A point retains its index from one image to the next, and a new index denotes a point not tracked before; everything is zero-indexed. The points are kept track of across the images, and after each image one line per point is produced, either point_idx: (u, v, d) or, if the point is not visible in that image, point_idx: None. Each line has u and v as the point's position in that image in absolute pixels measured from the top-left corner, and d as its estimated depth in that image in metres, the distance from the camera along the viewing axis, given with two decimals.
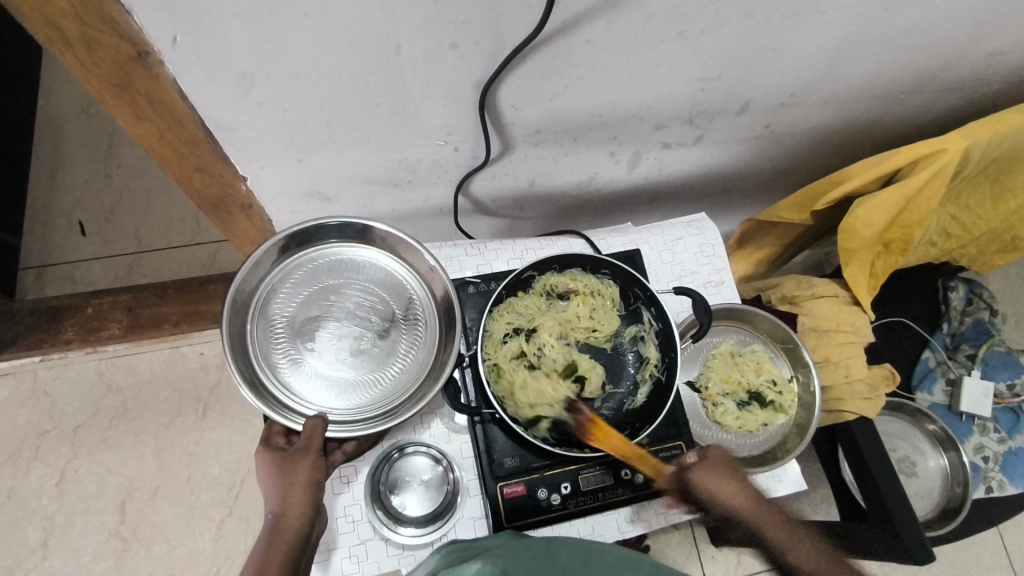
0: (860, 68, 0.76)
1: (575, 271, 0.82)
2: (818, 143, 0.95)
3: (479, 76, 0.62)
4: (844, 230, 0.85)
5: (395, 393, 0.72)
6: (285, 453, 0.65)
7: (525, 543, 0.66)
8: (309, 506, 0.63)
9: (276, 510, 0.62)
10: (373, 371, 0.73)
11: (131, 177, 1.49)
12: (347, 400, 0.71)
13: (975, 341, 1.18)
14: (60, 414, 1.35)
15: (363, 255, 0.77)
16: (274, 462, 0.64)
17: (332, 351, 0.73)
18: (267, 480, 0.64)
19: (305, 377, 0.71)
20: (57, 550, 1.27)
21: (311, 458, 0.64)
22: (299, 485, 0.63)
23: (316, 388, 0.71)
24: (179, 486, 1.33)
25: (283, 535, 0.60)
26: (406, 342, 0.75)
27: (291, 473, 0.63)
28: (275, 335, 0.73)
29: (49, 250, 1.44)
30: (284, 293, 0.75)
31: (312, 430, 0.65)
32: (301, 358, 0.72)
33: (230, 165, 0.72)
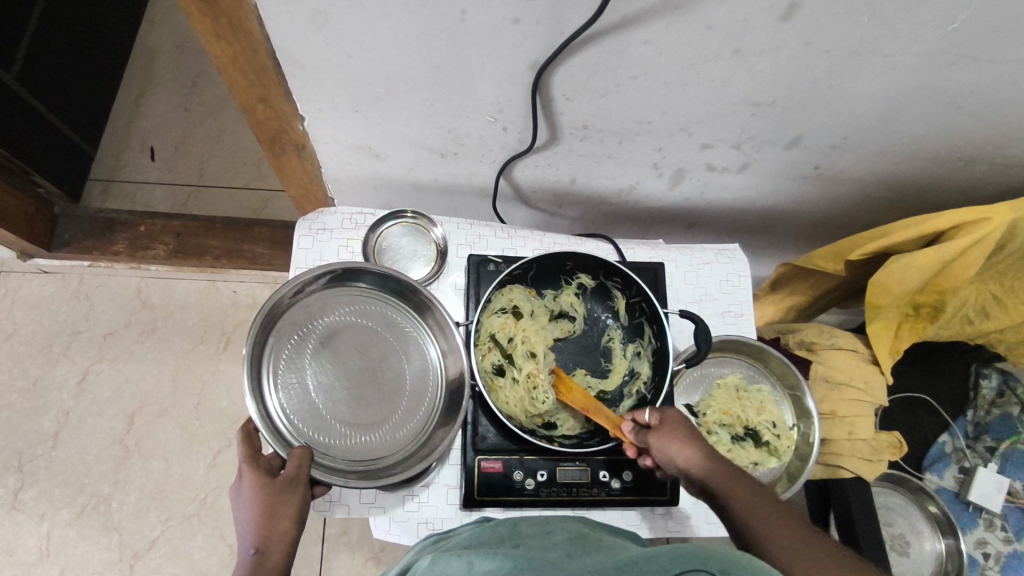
0: (918, 123, 0.75)
1: (584, 276, 0.82)
2: (866, 196, 0.94)
3: (536, 57, 0.65)
4: (875, 283, 0.83)
5: (378, 458, 0.73)
6: (275, 481, 0.62)
7: (488, 528, 0.69)
8: (292, 544, 0.62)
9: (259, 546, 0.60)
10: (367, 424, 0.74)
11: (207, 116, 1.58)
12: (335, 440, 0.72)
13: (999, 434, 1.12)
14: (95, 319, 1.43)
15: (392, 311, 0.79)
16: (260, 490, 0.62)
17: (337, 391, 0.74)
18: (250, 508, 0.61)
19: (303, 404, 0.72)
20: (64, 443, 1.35)
21: (302, 489, 0.63)
22: (285, 518, 0.61)
23: (311, 419, 0.71)
24: (186, 410, 1.39)
25: (264, 566, 0.59)
26: (405, 412, 0.76)
27: (280, 504, 0.61)
28: (291, 354, 0.73)
29: (119, 167, 1.53)
30: (312, 323, 0.75)
31: (296, 461, 0.64)
32: (305, 386, 0.72)
33: (292, 104, 0.76)
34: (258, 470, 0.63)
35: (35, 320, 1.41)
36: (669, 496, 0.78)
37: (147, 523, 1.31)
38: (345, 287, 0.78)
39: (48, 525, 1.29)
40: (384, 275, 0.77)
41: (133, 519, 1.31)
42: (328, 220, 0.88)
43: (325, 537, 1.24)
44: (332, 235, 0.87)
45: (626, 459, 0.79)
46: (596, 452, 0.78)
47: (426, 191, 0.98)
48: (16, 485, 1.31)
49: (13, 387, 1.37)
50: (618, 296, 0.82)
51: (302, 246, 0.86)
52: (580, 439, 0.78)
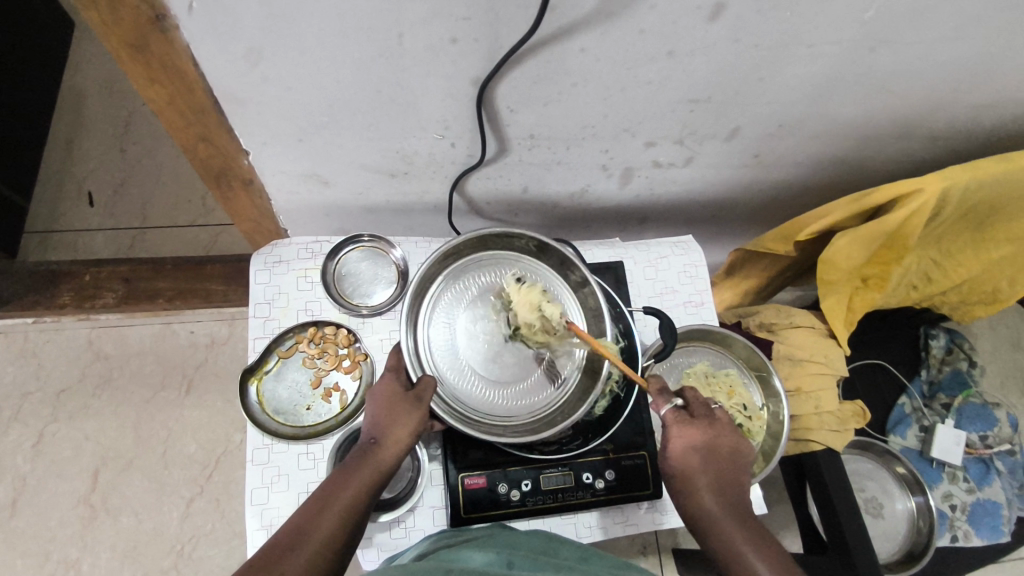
0: (846, 105, 0.79)
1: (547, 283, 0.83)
2: (807, 177, 0.98)
3: (477, 73, 0.65)
4: (824, 261, 0.87)
5: (513, 419, 0.77)
6: (402, 392, 0.68)
7: (525, 538, 0.66)
8: (406, 450, 0.65)
9: (375, 436, 0.64)
10: (500, 382, 0.79)
11: (144, 155, 1.53)
12: (463, 387, 0.77)
13: (951, 391, 1.18)
14: (45, 377, 1.36)
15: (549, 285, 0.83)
16: (388, 393, 0.68)
17: (481, 347, 0.80)
18: (379, 403, 0.67)
19: (444, 346, 0.79)
20: (24, 511, 1.28)
21: (420, 410, 0.66)
22: (402, 424, 0.65)
23: (448, 362, 0.78)
24: (152, 460, 1.34)
25: (377, 461, 0.63)
26: (545, 381, 0.80)
27: (402, 412, 0.66)
28: (448, 302, 0.81)
29: (56, 217, 1.47)
30: (477, 281, 0.82)
31: (423, 385, 0.68)
32: (450, 331, 0.80)
33: (235, 139, 0.74)
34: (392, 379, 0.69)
35: None
36: (653, 489, 0.79)
37: None
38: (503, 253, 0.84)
39: None
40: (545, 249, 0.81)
41: None
42: (283, 252, 0.87)
43: None
44: (289, 267, 0.86)
45: (606, 458, 0.79)
46: (576, 455, 0.77)
47: (380, 212, 0.98)
48: None
49: None
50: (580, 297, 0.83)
51: (259, 282, 0.84)
52: (559, 445, 0.78)
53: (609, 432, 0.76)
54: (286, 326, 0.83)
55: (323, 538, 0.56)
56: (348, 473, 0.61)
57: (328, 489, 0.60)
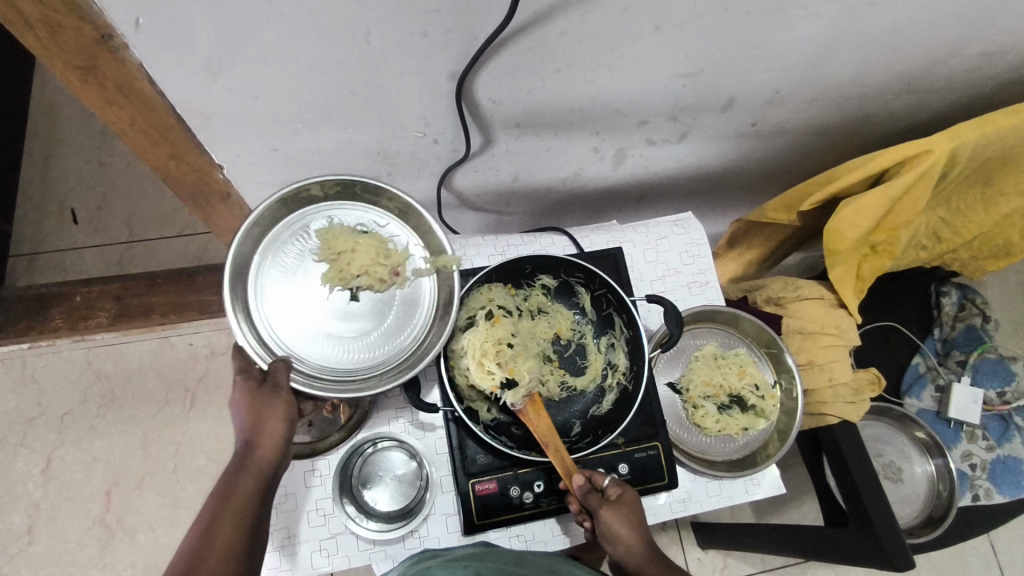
0: (846, 66, 0.74)
1: (546, 277, 0.80)
2: (807, 143, 0.94)
3: (453, 67, 0.62)
4: (830, 232, 0.84)
5: (388, 356, 0.71)
6: (258, 386, 0.62)
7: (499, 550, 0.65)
8: (283, 439, 0.61)
9: (247, 437, 0.59)
10: (358, 336, 0.71)
11: (124, 167, 1.49)
12: (322, 356, 0.69)
13: (965, 347, 1.16)
14: (47, 402, 1.35)
15: (363, 220, 0.74)
16: (246, 391, 0.62)
17: (326, 310, 0.71)
18: (237, 408, 0.61)
19: (284, 325, 0.69)
20: (41, 536, 1.28)
21: (280, 397, 0.61)
22: (267, 418, 0.60)
23: (298, 339, 0.69)
24: (164, 476, 1.33)
25: (254, 460, 0.59)
26: (402, 316, 0.73)
27: (266, 405, 0.61)
28: (272, 278, 0.70)
29: (41, 238, 1.44)
30: (296, 243, 0.72)
31: (276, 370, 0.62)
32: (282, 307, 0.69)
33: (206, 154, 0.71)
34: (243, 377, 0.63)
35: None
36: (668, 480, 0.77)
37: None
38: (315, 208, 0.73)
39: None
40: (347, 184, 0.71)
41: None
42: None
43: None
44: None
45: (619, 451, 0.77)
46: (589, 453, 0.75)
47: None
48: None
49: None
50: (582, 289, 0.80)
51: None
52: (569, 445, 0.75)
53: (619, 427, 0.74)
54: None
55: (225, 544, 0.53)
56: (231, 486, 0.57)
57: (216, 501, 0.56)
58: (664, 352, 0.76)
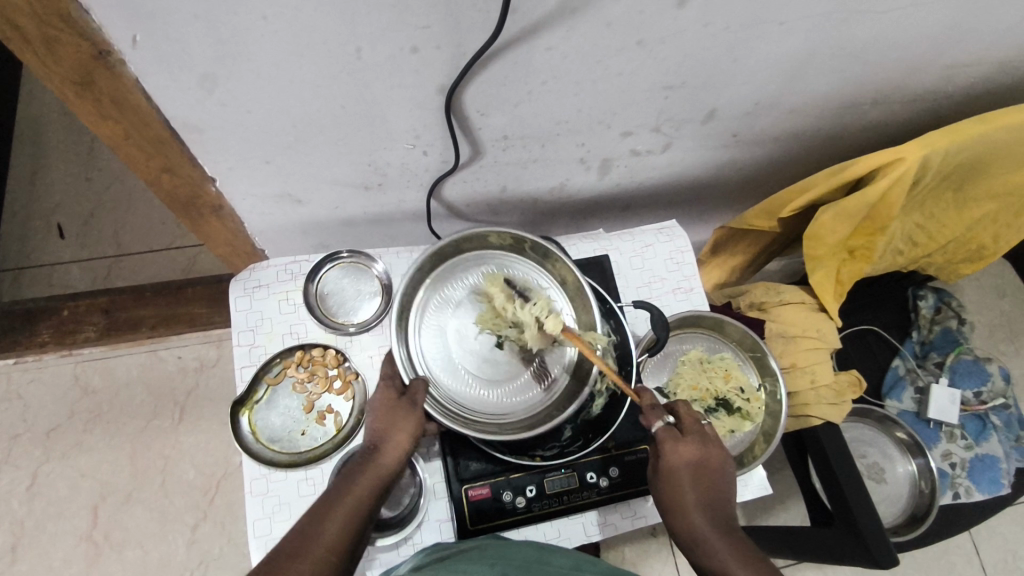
0: (820, 78, 0.77)
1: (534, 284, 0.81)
2: (786, 152, 0.97)
3: (442, 81, 0.63)
4: (809, 236, 0.88)
5: (520, 412, 0.77)
6: (395, 399, 0.70)
7: (517, 548, 0.65)
8: (406, 452, 0.67)
9: (375, 441, 0.66)
10: (488, 381, 0.78)
11: (111, 180, 1.49)
12: (453, 389, 0.77)
13: (942, 349, 1.19)
14: (33, 417, 1.34)
15: (523, 274, 0.82)
16: (384, 401, 0.70)
17: (470, 348, 0.79)
18: (374, 414, 0.69)
19: (430, 351, 0.78)
20: (27, 554, 1.26)
21: (412, 413, 0.68)
22: (399, 428, 0.67)
23: (435, 364, 0.77)
24: (152, 491, 1.32)
25: (378, 464, 0.65)
26: (540, 377, 0.79)
27: (399, 417, 0.68)
28: (432, 305, 0.80)
29: (27, 252, 1.43)
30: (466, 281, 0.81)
31: (415, 388, 0.70)
32: (431, 332, 0.79)
33: (198, 166, 0.72)
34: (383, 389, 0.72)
35: None
36: None
37: None
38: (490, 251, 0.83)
39: None
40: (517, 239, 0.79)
41: None
42: (262, 275, 0.85)
43: None
44: (270, 291, 0.84)
45: (609, 455, 0.78)
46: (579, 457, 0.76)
47: (357, 225, 0.96)
48: None
49: None
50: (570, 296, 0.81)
51: (240, 309, 0.82)
52: (560, 449, 0.76)
53: (609, 430, 0.75)
54: (272, 352, 0.82)
55: (338, 530, 0.58)
56: (353, 478, 0.63)
57: (338, 488, 0.61)
58: (651, 357, 0.78)
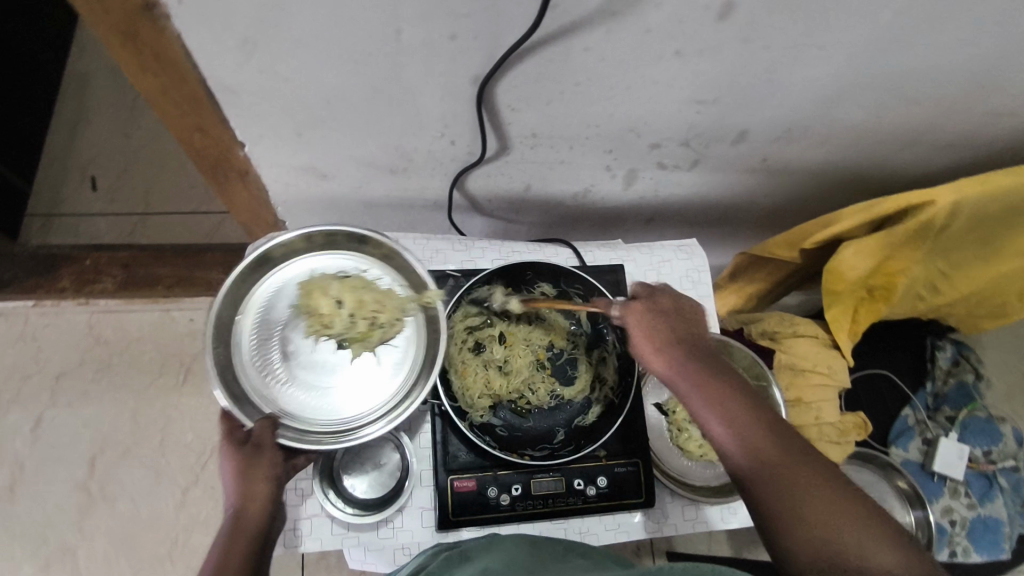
0: (858, 109, 0.76)
1: (545, 285, 0.81)
2: (816, 184, 0.96)
3: (476, 71, 0.64)
4: (829, 272, 0.85)
5: (381, 405, 0.70)
6: (240, 448, 0.60)
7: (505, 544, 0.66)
8: (272, 500, 0.58)
9: (236, 503, 0.57)
10: (353, 386, 0.72)
11: (148, 140, 1.53)
12: (308, 410, 0.70)
13: (956, 403, 1.16)
14: (45, 361, 1.36)
15: (328, 263, 0.76)
16: (231, 453, 0.60)
17: (309, 362, 0.72)
18: (226, 472, 0.59)
19: (270, 381, 0.70)
20: (22, 494, 1.29)
21: (268, 454, 0.60)
22: (258, 478, 0.58)
23: (283, 394, 0.70)
24: (150, 447, 1.34)
25: (245, 523, 0.56)
26: (399, 355, 0.74)
27: (253, 467, 0.59)
28: (259, 331, 0.72)
29: (59, 201, 1.46)
30: (278, 301, 0.73)
31: (262, 431, 0.61)
32: (267, 361, 0.71)
33: (230, 130, 0.73)
34: (225, 439, 0.61)
35: None
36: (645, 498, 0.77)
37: (117, 567, 1.26)
38: (298, 255, 0.75)
39: None
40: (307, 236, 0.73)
41: (102, 565, 1.26)
42: None
43: (305, 565, 1.21)
44: None
45: (598, 464, 0.77)
46: (568, 462, 0.75)
47: (379, 207, 0.96)
48: None
49: None
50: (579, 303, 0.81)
51: None
52: (550, 451, 0.75)
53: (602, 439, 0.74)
54: None
55: None
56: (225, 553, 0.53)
57: None
58: None
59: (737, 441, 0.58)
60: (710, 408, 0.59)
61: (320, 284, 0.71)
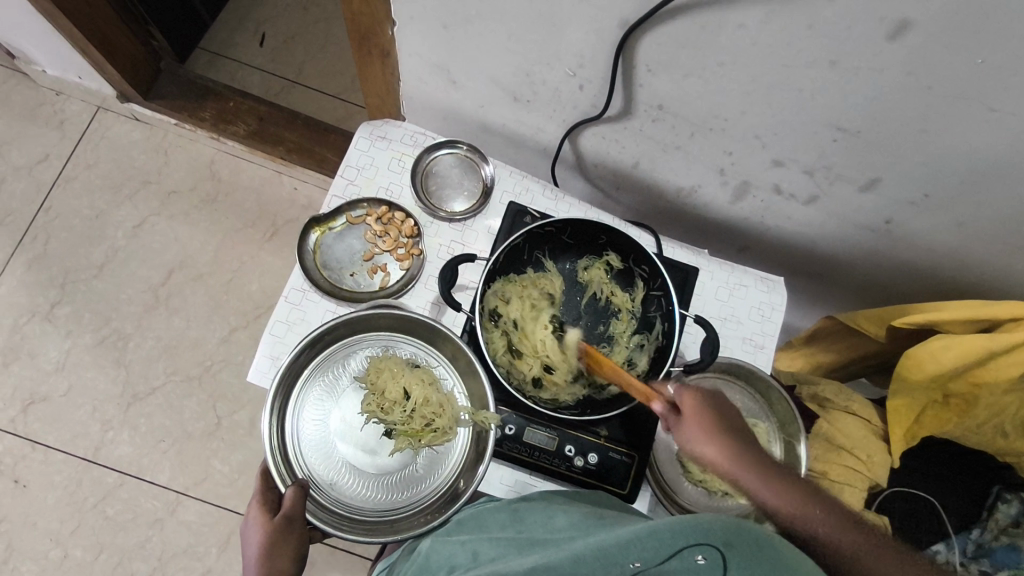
0: (1009, 198, 0.70)
1: (613, 256, 0.81)
2: (934, 270, 0.88)
3: (627, 15, 0.63)
4: (909, 357, 0.79)
5: (415, 507, 0.75)
6: (274, 520, 0.66)
7: (489, 513, 0.69)
8: None
9: None
10: (388, 481, 0.76)
11: (321, 20, 1.64)
12: (339, 487, 0.75)
13: (1000, 562, 1.02)
14: (166, 174, 1.51)
15: (411, 352, 0.82)
16: (264, 528, 0.65)
17: (351, 435, 0.77)
18: (253, 545, 0.65)
19: (311, 445, 0.76)
20: (106, 277, 1.44)
21: (298, 529, 0.67)
22: (284, 558, 0.65)
23: (321, 459, 0.75)
24: (219, 282, 1.46)
25: None
26: (439, 465, 0.77)
27: (283, 544, 0.65)
28: (318, 393, 0.78)
29: (229, 44, 1.60)
30: (350, 371, 0.79)
31: (291, 505, 0.66)
32: (312, 421, 0.77)
33: (387, 5, 0.77)
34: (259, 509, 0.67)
35: (114, 159, 1.50)
36: (627, 492, 0.76)
37: (154, 370, 1.39)
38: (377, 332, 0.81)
39: (71, 343, 1.39)
40: (394, 319, 0.78)
41: (143, 362, 1.40)
42: (390, 131, 0.89)
43: None
44: (389, 145, 0.88)
45: (596, 441, 0.76)
46: (567, 424, 0.75)
47: (492, 134, 0.99)
48: (55, 299, 1.41)
49: (78, 213, 1.47)
50: (638, 287, 0.81)
51: (359, 147, 0.88)
52: (556, 408, 0.76)
53: (605, 417, 0.73)
54: (364, 196, 0.87)
55: None
56: None
57: None
58: (687, 373, 0.75)
59: (794, 497, 0.53)
60: (749, 466, 0.56)
61: (394, 370, 0.78)
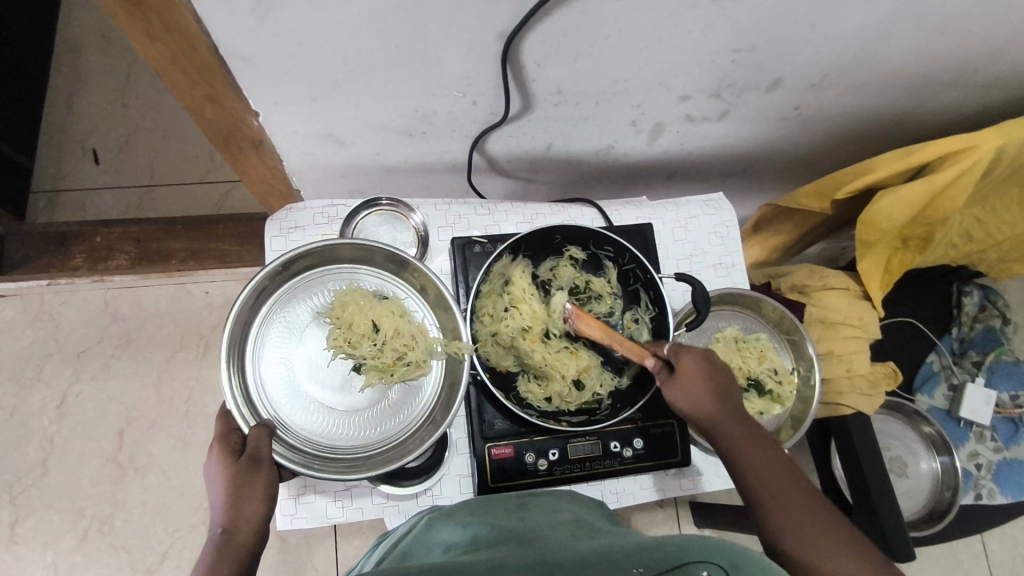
0: (900, 51, 0.73)
1: (574, 248, 0.79)
2: (848, 131, 0.92)
3: (503, 25, 0.60)
4: (863, 222, 0.83)
5: (386, 444, 0.73)
6: (236, 462, 0.59)
7: (493, 504, 0.66)
8: (262, 524, 0.57)
9: (225, 524, 0.55)
10: (361, 419, 0.75)
11: (148, 110, 1.48)
12: (316, 428, 0.73)
13: (982, 349, 1.16)
14: (64, 339, 1.36)
15: (370, 283, 0.80)
16: (224, 471, 0.58)
17: (325, 376, 0.76)
18: (215, 489, 0.57)
19: (280, 386, 0.74)
20: (55, 470, 1.31)
21: (265, 469, 0.60)
22: (253, 497, 0.57)
23: (291, 403, 0.73)
24: (175, 420, 1.35)
25: (231, 550, 0.54)
26: (413, 400, 0.77)
27: (247, 485, 0.58)
28: (282, 332, 0.76)
29: (63, 175, 1.43)
30: (316, 304, 0.78)
31: (257, 442, 0.62)
32: (283, 362, 0.75)
33: (243, 99, 0.70)
34: (218, 454, 0.60)
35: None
36: (681, 458, 0.78)
37: (154, 536, 1.30)
38: (334, 266, 0.79)
39: (53, 552, 1.27)
40: (353, 249, 0.76)
41: (139, 534, 1.29)
42: (298, 217, 0.83)
43: (337, 528, 1.24)
44: (305, 233, 0.83)
45: (633, 426, 0.78)
46: (605, 426, 0.76)
47: (396, 173, 0.93)
48: (12, 518, 1.28)
49: None
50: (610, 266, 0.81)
51: (275, 249, 0.82)
52: (589, 416, 0.76)
53: (636, 406, 0.74)
54: None
55: None
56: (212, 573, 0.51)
57: None
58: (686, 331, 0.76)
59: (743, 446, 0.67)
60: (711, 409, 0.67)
61: (359, 298, 0.76)
